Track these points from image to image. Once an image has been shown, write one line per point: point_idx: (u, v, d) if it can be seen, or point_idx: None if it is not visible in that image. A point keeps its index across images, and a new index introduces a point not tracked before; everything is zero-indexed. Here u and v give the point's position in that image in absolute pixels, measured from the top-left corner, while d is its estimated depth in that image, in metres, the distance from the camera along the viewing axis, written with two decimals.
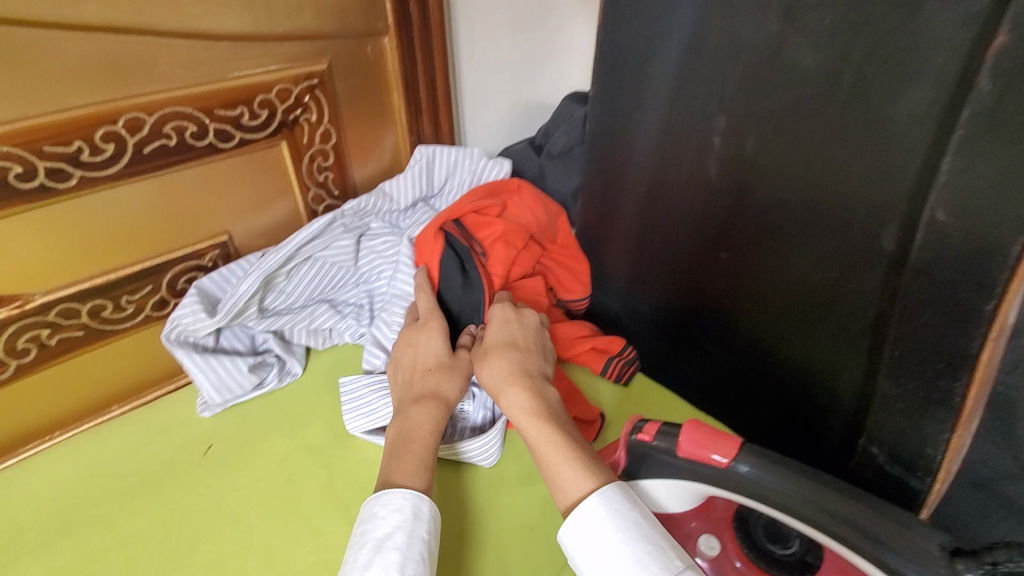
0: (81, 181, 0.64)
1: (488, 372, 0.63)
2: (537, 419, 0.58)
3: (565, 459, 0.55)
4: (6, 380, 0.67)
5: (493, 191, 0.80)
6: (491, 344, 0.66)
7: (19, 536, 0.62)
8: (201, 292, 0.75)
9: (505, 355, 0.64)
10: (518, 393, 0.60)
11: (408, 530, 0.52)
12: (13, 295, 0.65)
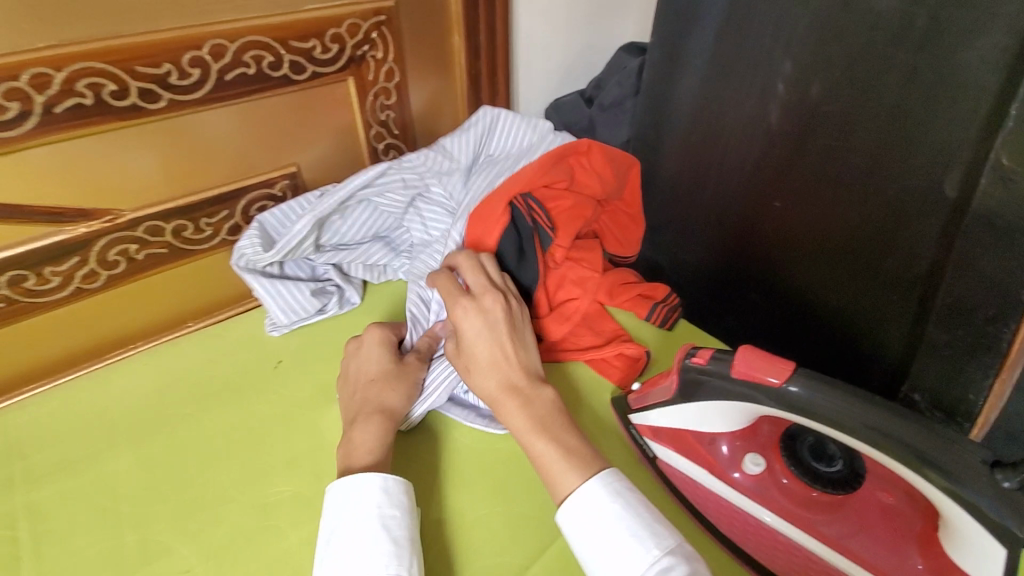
0: (170, 103, 0.68)
1: (476, 384, 0.63)
2: (526, 437, 0.58)
3: (554, 464, 0.55)
4: (100, 287, 0.73)
5: (562, 156, 0.75)
6: (469, 355, 0.64)
7: (111, 426, 0.68)
8: (262, 227, 0.79)
9: (484, 368, 0.63)
10: (505, 407, 0.60)
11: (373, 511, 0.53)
12: (105, 210, 0.69)
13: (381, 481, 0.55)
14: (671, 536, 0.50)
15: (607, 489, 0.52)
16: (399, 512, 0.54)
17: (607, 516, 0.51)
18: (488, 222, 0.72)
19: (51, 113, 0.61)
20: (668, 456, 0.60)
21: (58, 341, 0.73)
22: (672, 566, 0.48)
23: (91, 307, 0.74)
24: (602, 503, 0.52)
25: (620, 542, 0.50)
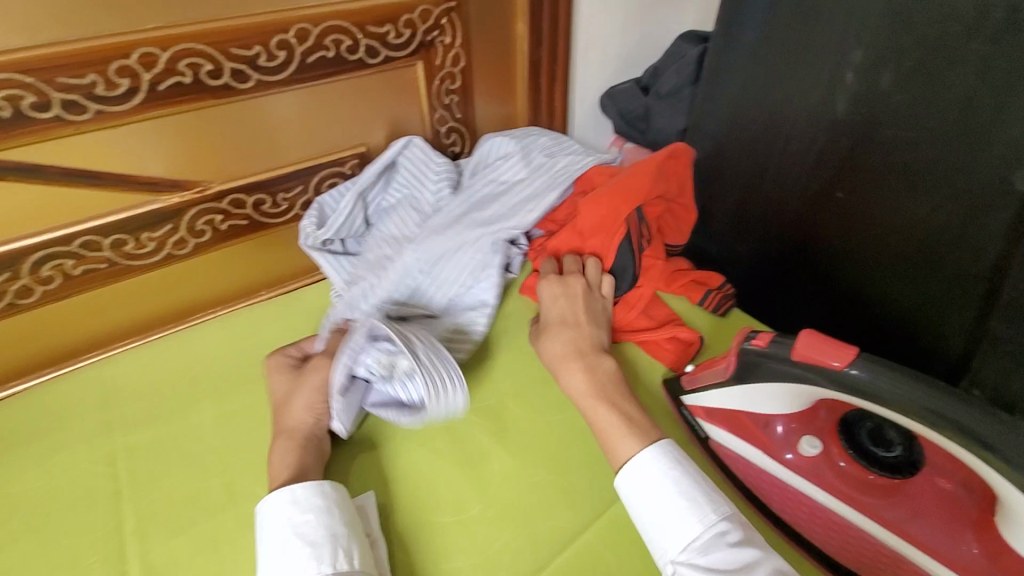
0: (257, 83, 0.73)
1: (544, 348, 0.69)
2: (587, 397, 0.61)
3: (620, 433, 0.58)
4: (188, 254, 0.79)
5: (664, 164, 0.75)
6: (550, 320, 0.71)
7: (193, 381, 0.74)
8: (321, 206, 0.83)
9: (557, 333, 0.68)
10: (568, 372, 0.64)
11: (290, 519, 0.53)
12: (195, 182, 0.75)
13: (287, 490, 0.55)
14: (721, 501, 0.52)
15: (664, 456, 0.54)
16: (315, 507, 0.54)
17: (664, 481, 0.53)
18: (588, 224, 0.76)
19: (155, 90, 0.66)
20: (720, 437, 0.61)
21: (149, 302, 0.80)
22: (727, 530, 0.50)
23: (179, 272, 0.80)
24: (658, 469, 0.53)
25: (675, 507, 0.51)
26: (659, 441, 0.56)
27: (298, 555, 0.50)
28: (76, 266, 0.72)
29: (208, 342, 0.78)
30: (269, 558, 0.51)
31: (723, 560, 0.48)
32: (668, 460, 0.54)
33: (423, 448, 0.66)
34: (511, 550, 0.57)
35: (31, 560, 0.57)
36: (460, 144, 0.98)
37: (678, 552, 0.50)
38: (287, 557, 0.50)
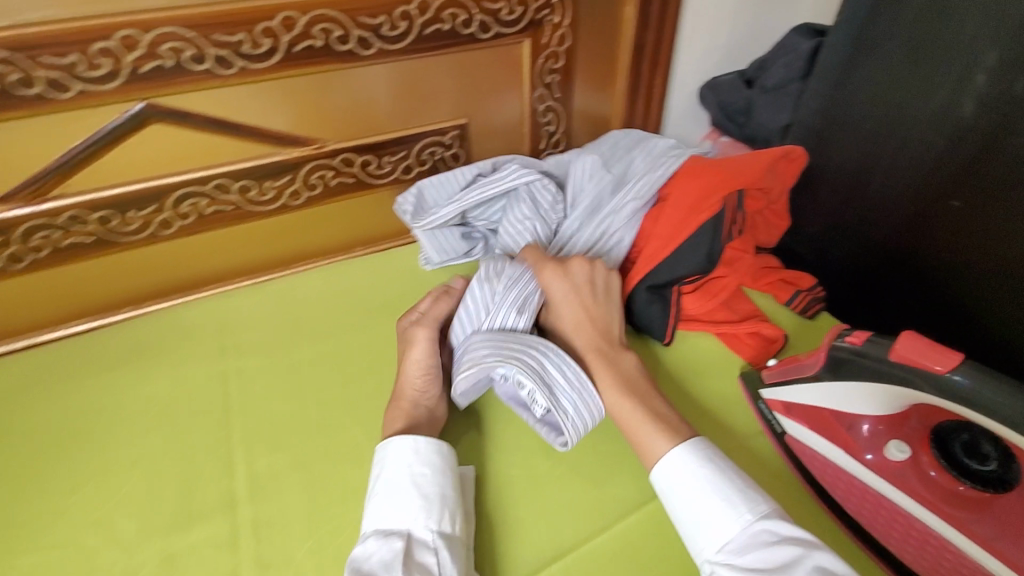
0: (378, 50, 0.78)
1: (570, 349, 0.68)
2: (609, 399, 0.61)
3: (649, 431, 0.58)
4: (300, 205, 0.86)
5: (773, 161, 0.74)
6: (557, 318, 0.69)
7: (294, 321, 0.81)
8: (419, 195, 0.87)
9: (573, 332, 0.67)
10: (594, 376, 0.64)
11: (402, 471, 0.57)
12: (314, 139, 0.81)
13: (404, 440, 0.59)
14: (762, 501, 0.52)
15: (694, 455, 0.55)
16: (430, 471, 0.57)
17: (694, 481, 0.53)
18: (682, 208, 0.74)
19: (291, 51, 0.73)
20: (798, 431, 0.60)
21: (262, 245, 0.88)
22: (766, 533, 0.50)
23: (290, 220, 0.87)
24: (688, 465, 0.55)
25: (707, 506, 0.52)
26: (682, 442, 0.56)
27: (400, 509, 0.55)
28: (208, 206, 0.80)
29: (309, 288, 0.85)
30: (374, 499, 0.56)
31: (760, 562, 0.48)
32: (696, 458, 0.55)
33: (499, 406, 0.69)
34: (576, 508, 0.59)
35: (158, 455, 0.65)
36: (555, 124, 1.00)
37: (715, 553, 0.51)
38: (390, 505, 0.55)
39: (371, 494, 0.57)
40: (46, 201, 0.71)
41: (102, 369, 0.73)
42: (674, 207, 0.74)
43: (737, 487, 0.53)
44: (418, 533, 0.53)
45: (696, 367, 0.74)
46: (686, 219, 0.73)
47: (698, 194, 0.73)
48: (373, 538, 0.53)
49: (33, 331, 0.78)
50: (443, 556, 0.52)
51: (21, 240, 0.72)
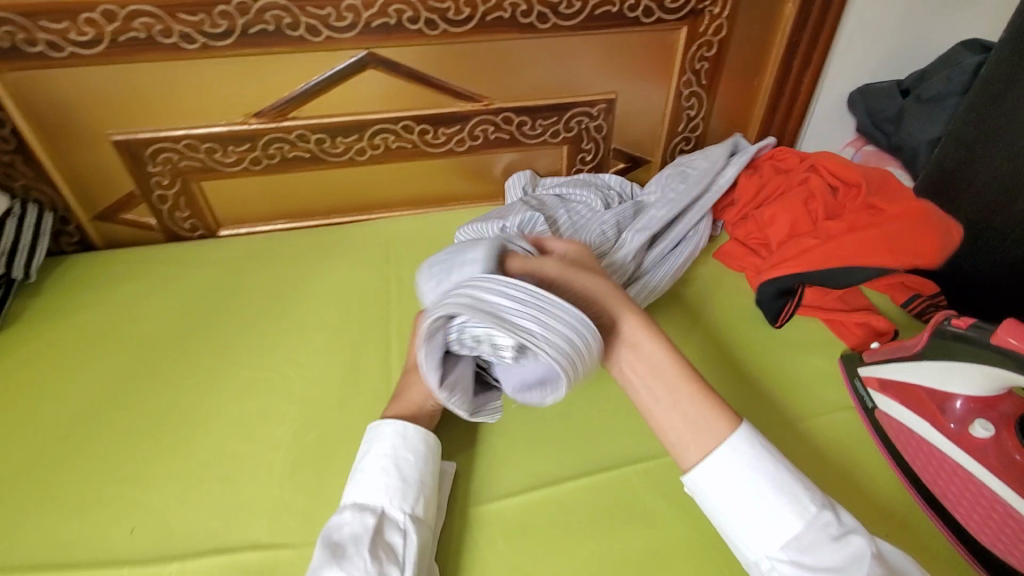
0: (553, 25, 0.90)
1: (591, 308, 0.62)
2: (662, 362, 0.59)
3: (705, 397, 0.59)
4: (463, 152, 1.02)
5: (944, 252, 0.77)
6: (583, 275, 0.64)
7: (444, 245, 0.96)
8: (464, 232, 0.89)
9: (609, 290, 0.63)
10: (642, 336, 0.61)
11: (387, 452, 0.61)
12: (484, 96, 0.96)
13: (384, 424, 0.63)
14: (818, 493, 0.54)
15: (749, 444, 0.56)
16: (412, 450, 0.61)
17: (749, 473, 0.55)
18: (883, 249, 0.74)
19: (483, 19, 0.87)
20: (889, 406, 0.66)
21: (426, 182, 1.05)
22: (829, 523, 0.52)
23: (451, 165, 1.03)
24: (740, 462, 0.55)
25: (762, 502, 0.54)
26: (736, 427, 0.57)
27: (378, 489, 0.58)
28: (394, 141, 0.97)
29: (457, 222, 1.01)
30: (357, 476, 0.60)
31: (828, 557, 0.51)
32: (753, 449, 0.55)
33: None
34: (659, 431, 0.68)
35: (337, 325, 0.83)
36: (696, 109, 1.07)
37: (777, 550, 0.52)
38: (369, 484, 0.59)
39: (356, 470, 0.60)
40: (285, 120, 0.91)
41: (301, 257, 0.94)
42: (873, 236, 0.75)
43: (800, 484, 0.54)
44: (393, 512, 0.57)
45: (792, 342, 0.79)
46: (880, 259, 0.73)
47: (906, 244, 0.74)
48: (349, 509, 0.57)
49: (255, 222, 1.02)
50: (415, 534, 0.57)
51: (262, 148, 0.93)
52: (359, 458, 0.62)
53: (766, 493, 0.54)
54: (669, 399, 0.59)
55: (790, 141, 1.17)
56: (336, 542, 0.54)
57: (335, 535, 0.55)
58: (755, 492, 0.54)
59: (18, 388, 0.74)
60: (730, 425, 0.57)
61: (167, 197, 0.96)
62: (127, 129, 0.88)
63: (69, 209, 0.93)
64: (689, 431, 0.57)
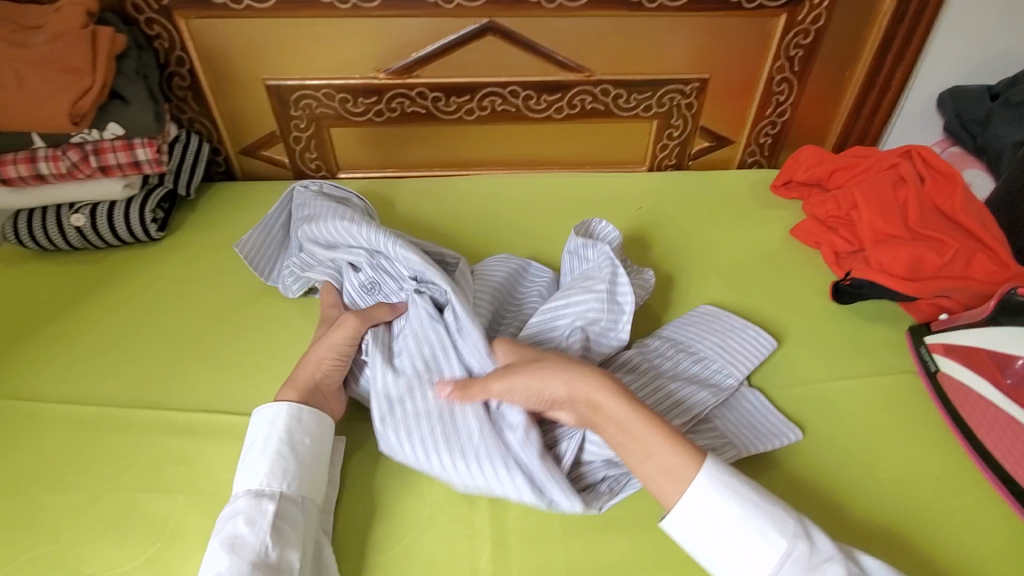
0: (660, 5, 0.98)
1: (541, 383, 0.59)
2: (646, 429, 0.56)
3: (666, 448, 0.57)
4: (560, 119, 1.11)
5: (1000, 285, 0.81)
6: (534, 368, 0.60)
7: (535, 198, 1.05)
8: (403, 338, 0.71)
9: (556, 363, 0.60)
10: (604, 394, 0.58)
11: (279, 434, 0.61)
12: (586, 68, 1.05)
13: (262, 414, 0.63)
14: (789, 520, 0.54)
15: (713, 485, 0.55)
16: (301, 434, 0.62)
17: (711, 520, 0.54)
18: (959, 262, 0.81)
19: None
20: (952, 368, 0.73)
21: (522, 143, 1.14)
22: (800, 554, 0.52)
23: (548, 131, 1.13)
24: (713, 497, 0.55)
25: (729, 545, 0.54)
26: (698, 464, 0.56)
27: (271, 474, 0.59)
28: (500, 104, 1.08)
29: (545, 180, 1.09)
30: (245, 464, 0.60)
31: None
32: (714, 494, 0.55)
33: (678, 298, 0.87)
34: None
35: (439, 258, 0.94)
36: (786, 95, 1.12)
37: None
38: (261, 472, 0.59)
39: (248, 455, 0.61)
40: (409, 76, 1.03)
41: (407, 199, 1.05)
42: (958, 249, 0.82)
43: (769, 513, 0.54)
44: (291, 493, 0.58)
45: (853, 316, 0.84)
46: (954, 267, 0.81)
47: (978, 265, 0.81)
48: (243, 497, 0.57)
49: (369, 169, 1.15)
50: (309, 516, 0.58)
51: (387, 101, 1.06)
52: (247, 445, 0.62)
53: (747, 525, 0.54)
54: (639, 447, 0.56)
55: (877, 135, 1.19)
56: (233, 533, 0.55)
57: (233, 520, 0.56)
58: (735, 527, 0.54)
59: (184, 280, 0.89)
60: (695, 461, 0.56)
61: (301, 139, 1.10)
62: (277, 75, 1.02)
63: (222, 141, 1.10)
64: (657, 473, 0.56)
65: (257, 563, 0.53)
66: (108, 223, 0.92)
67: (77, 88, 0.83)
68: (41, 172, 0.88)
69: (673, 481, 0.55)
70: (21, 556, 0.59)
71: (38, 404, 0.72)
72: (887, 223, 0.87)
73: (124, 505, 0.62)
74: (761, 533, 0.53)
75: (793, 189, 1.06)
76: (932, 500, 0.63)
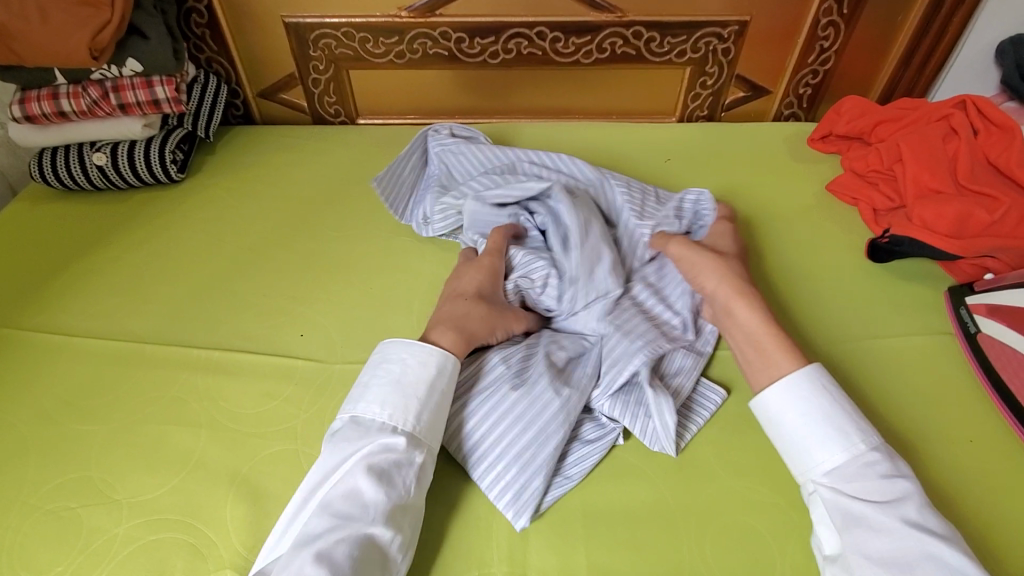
0: None
1: (709, 270, 0.67)
2: (761, 332, 0.61)
3: (771, 352, 0.60)
4: (589, 64, 1.06)
5: None
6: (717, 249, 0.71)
7: (560, 145, 1.01)
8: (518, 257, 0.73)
9: (717, 259, 0.68)
10: (739, 297, 0.64)
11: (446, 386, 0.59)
12: (619, 8, 0.99)
13: (427, 352, 0.60)
14: (872, 434, 0.55)
15: (817, 383, 0.57)
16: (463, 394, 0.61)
17: (804, 406, 0.57)
18: (1004, 223, 0.77)
19: None
20: (994, 329, 0.70)
21: (547, 90, 1.10)
22: (877, 462, 0.54)
23: (575, 76, 1.07)
24: (809, 392, 0.57)
25: (810, 435, 0.56)
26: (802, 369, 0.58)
27: (431, 419, 0.58)
28: (526, 47, 1.03)
29: (571, 128, 1.05)
30: (394, 396, 0.57)
31: (868, 488, 0.52)
32: (814, 386, 0.57)
33: None
34: None
35: None
36: (831, 41, 1.05)
37: (821, 473, 0.55)
38: (417, 412, 0.57)
39: (407, 389, 0.58)
40: (432, 16, 0.99)
41: None
42: (1006, 208, 0.77)
43: (856, 419, 0.56)
44: (434, 452, 0.57)
45: (887, 275, 0.81)
46: (998, 228, 0.77)
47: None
48: (401, 437, 0.55)
49: (388, 115, 1.12)
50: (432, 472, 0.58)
51: (408, 42, 1.02)
52: (404, 376, 0.59)
53: (837, 426, 0.55)
54: (756, 355, 0.61)
55: (925, 87, 1.12)
56: (382, 470, 0.53)
57: (385, 454, 0.54)
58: (823, 425, 0.56)
59: (206, 222, 0.89)
60: (798, 363, 0.59)
61: (320, 81, 1.07)
62: (296, 13, 0.99)
63: (240, 83, 1.08)
64: (761, 373, 0.60)
65: (387, 511, 0.52)
66: (129, 162, 0.92)
67: (96, 21, 0.82)
68: (64, 110, 0.89)
69: (769, 374, 0.60)
70: (53, 480, 0.61)
71: (67, 339, 0.74)
72: (933, 177, 0.82)
73: (149, 437, 0.64)
74: (844, 433, 0.55)
75: (831, 142, 1.00)
76: (963, 462, 0.62)
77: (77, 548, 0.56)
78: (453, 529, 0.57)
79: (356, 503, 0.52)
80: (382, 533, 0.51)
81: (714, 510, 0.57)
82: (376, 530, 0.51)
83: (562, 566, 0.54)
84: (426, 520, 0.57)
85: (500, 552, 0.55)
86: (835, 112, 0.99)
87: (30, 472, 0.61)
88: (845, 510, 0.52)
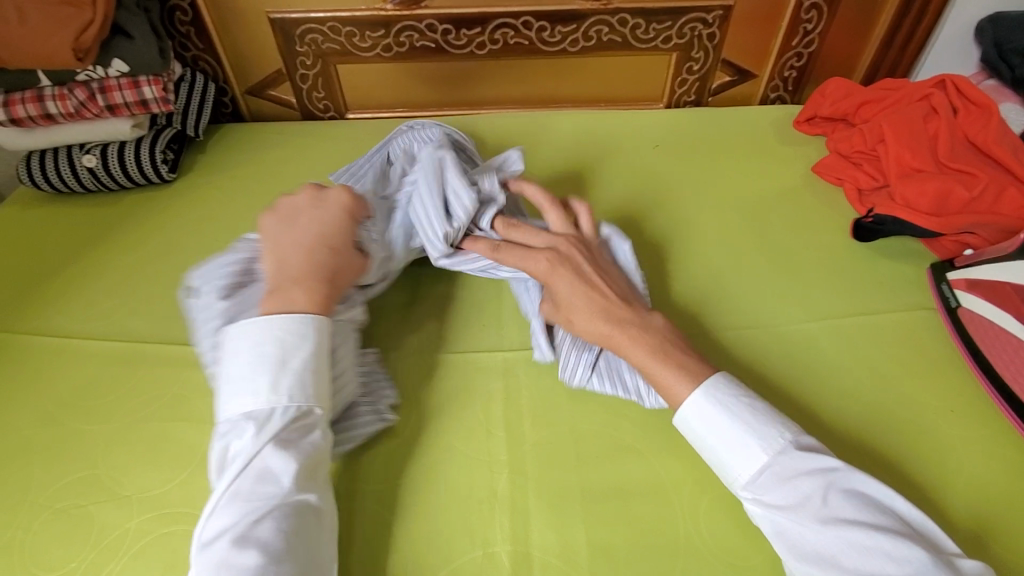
0: None
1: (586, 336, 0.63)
2: (658, 367, 0.60)
3: (675, 382, 0.59)
4: (575, 53, 1.06)
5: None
6: (560, 301, 0.64)
7: (550, 134, 1.02)
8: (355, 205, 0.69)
9: (578, 315, 0.63)
10: (626, 345, 0.61)
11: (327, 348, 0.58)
12: None
13: (301, 324, 0.57)
14: (780, 434, 0.55)
15: (712, 398, 0.57)
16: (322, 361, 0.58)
17: (710, 421, 0.57)
18: (983, 200, 0.79)
19: None
20: (974, 303, 0.73)
21: (535, 80, 1.10)
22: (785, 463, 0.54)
23: (562, 65, 1.08)
24: (712, 411, 0.57)
25: (725, 452, 0.56)
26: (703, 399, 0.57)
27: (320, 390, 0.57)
28: (512, 37, 1.03)
29: (559, 117, 1.06)
30: (284, 371, 0.55)
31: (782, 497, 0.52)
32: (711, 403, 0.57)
33: (694, 238, 0.85)
34: (741, 310, 0.76)
35: None
36: (814, 24, 1.07)
37: (743, 486, 0.55)
38: (312, 386, 0.56)
39: (287, 367, 0.56)
40: (417, 8, 0.99)
41: None
42: (985, 185, 0.79)
43: (757, 426, 0.56)
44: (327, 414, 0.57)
45: (870, 254, 0.83)
46: (977, 205, 0.80)
47: (1003, 202, 0.79)
48: (297, 412, 0.55)
49: (377, 110, 1.12)
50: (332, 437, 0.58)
51: (395, 35, 1.02)
52: (287, 355, 0.56)
53: (742, 437, 0.55)
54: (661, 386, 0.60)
55: (908, 67, 1.13)
56: (285, 443, 0.53)
57: (281, 431, 0.53)
58: (731, 437, 0.56)
59: (199, 221, 0.90)
60: (692, 384, 0.58)
61: (308, 77, 1.07)
62: (280, 9, 0.99)
63: (228, 81, 1.07)
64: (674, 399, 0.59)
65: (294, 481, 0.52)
66: (119, 163, 0.92)
67: (79, 21, 0.82)
68: (50, 112, 0.88)
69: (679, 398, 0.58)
70: (62, 479, 0.62)
71: (67, 340, 0.74)
72: (915, 156, 0.84)
73: (156, 433, 0.65)
74: (754, 442, 0.55)
75: (816, 125, 1.02)
76: (944, 430, 0.64)
77: (90, 543, 0.57)
78: (455, 512, 0.58)
79: (268, 481, 0.51)
80: (300, 503, 0.52)
81: (708, 484, 0.60)
82: (303, 497, 0.52)
83: (562, 543, 0.56)
84: (428, 505, 0.59)
85: (503, 532, 0.57)
86: (820, 94, 1.01)
87: (38, 472, 0.63)
88: (774, 518, 0.52)
